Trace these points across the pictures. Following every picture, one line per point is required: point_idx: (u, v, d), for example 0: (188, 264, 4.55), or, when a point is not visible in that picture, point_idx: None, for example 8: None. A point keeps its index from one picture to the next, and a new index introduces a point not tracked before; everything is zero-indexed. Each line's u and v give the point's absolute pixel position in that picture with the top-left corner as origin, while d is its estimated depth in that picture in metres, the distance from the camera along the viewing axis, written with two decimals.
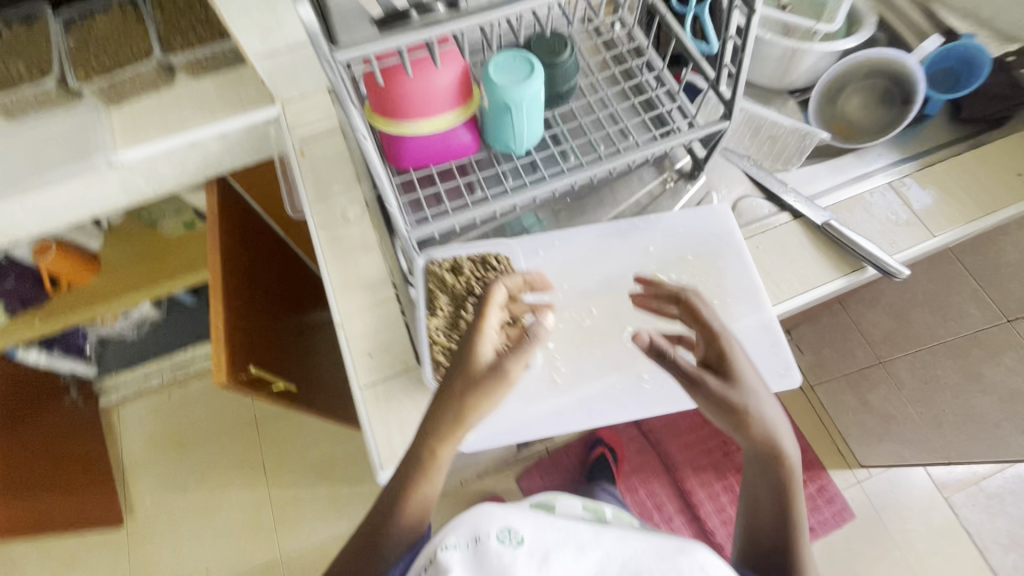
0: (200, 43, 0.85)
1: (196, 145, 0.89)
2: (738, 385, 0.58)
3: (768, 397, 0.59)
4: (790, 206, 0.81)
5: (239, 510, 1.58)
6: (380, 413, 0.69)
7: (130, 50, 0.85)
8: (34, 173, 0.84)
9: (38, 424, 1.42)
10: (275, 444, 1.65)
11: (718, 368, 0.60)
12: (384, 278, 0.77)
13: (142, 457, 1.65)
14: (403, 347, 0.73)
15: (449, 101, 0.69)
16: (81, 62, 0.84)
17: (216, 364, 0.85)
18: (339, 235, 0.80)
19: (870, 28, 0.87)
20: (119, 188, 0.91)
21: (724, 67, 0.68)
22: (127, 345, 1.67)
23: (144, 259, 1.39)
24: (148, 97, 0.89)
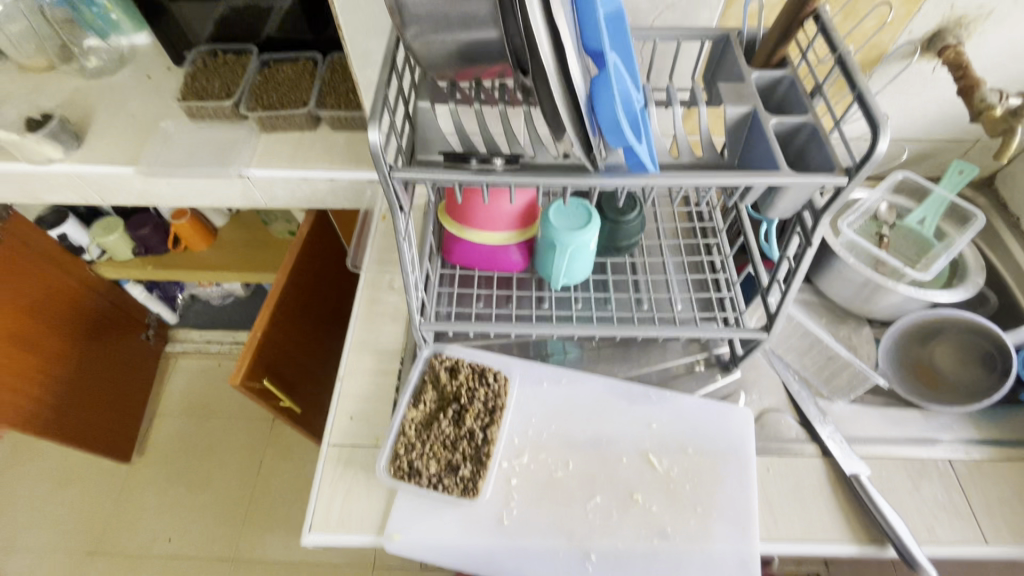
0: (345, 107, 1.01)
1: (309, 181, 1.03)
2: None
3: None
4: (820, 440, 0.73)
5: (221, 495, 1.65)
6: (333, 476, 0.71)
7: (296, 99, 1.04)
8: (185, 165, 1.02)
9: (108, 349, 1.63)
10: (278, 446, 1.73)
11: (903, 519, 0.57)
12: (397, 352, 0.82)
13: (172, 409, 1.81)
14: (380, 422, 0.76)
15: (509, 224, 0.74)
16: (257, 96, 1.04)
17: (237, 366, 0.93)
18: (378, 298, 0.87)
19: (975, 286, 0.79)
20: (241, 193, 1.07)
21: (774, 281, 0.67)
22: (209, 309, 1.91)
23: (245, 246, 1.54)
24: (293, 133, 1.06)
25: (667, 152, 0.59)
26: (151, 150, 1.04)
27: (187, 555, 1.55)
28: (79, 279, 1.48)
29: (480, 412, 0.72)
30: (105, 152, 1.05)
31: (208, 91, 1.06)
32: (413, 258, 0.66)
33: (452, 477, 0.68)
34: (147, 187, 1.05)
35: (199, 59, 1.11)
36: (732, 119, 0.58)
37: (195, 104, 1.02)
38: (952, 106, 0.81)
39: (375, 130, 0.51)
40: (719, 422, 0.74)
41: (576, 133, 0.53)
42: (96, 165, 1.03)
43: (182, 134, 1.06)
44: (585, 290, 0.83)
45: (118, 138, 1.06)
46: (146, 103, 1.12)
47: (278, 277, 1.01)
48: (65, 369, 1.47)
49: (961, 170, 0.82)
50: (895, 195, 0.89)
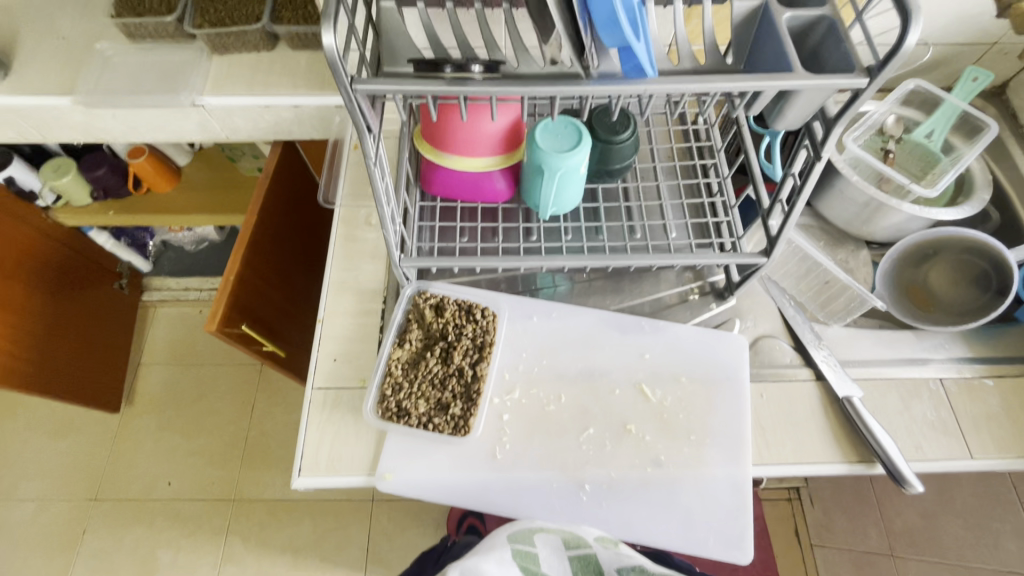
0: (305, 22, 0.90)
1: (271, 108, 0.93)
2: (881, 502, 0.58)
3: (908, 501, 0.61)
4: (815, 364, 0.72)
5: (215, 439, 1.66)
6: (320, 419, 0.69)
7: (247, 13, 0.92)
8: (130, 93, 0.92)
9: (79, 300, 1.57)
10: (269, 390, 1.73)
11: None
12: (379, 291, 0.77)
13: (156, 358, 1.78)
14: (365, 363, 0.73)
15: (492, 148, 0.68)
16: (203, 10, 0.92)
17: (212, 311, 0.88)
18: (355, 235, 0.82)
19: (981, 202, 0.76)
20: (197, 125, 0.98)
21: (777, 201, 0.62)
22: (183, 255, 1.84)
23: (212, 187, 1.45)
24: (249, 54, 0.95)
25: (667, 56, 0.52)
26: (89, 77, 0.93)
27: (188, 497, 1.58)
28: (37, 226, 1.39)
29: (468, 349, 0.69)
30: (37, 81, 0.93)
31: (146, 6, 0.93)
32: (388, 188, 0.60)
33: (442, 415, 0.66)
34: (90, 121, 0.95)
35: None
36: (740, 14, 0.51)
37: (132, 21, 0.90)
38: (973, 4, 0.74)
39: (329, 31, 0.43)
40: (713, 350, 0.73)
41: (564, 34, 0.46)
42: (28, 96, 0.92)
43: (121, 58, 0.95)
44: (575, 220, 0.78)
45: (49, 64, 0.95)
46: (76, 22, 0.99)
47: (246, 215, 0.94)
48: (35, 321, 1.41)
49: (975, 77, 0.76)
50: (903, 107, 0.84)
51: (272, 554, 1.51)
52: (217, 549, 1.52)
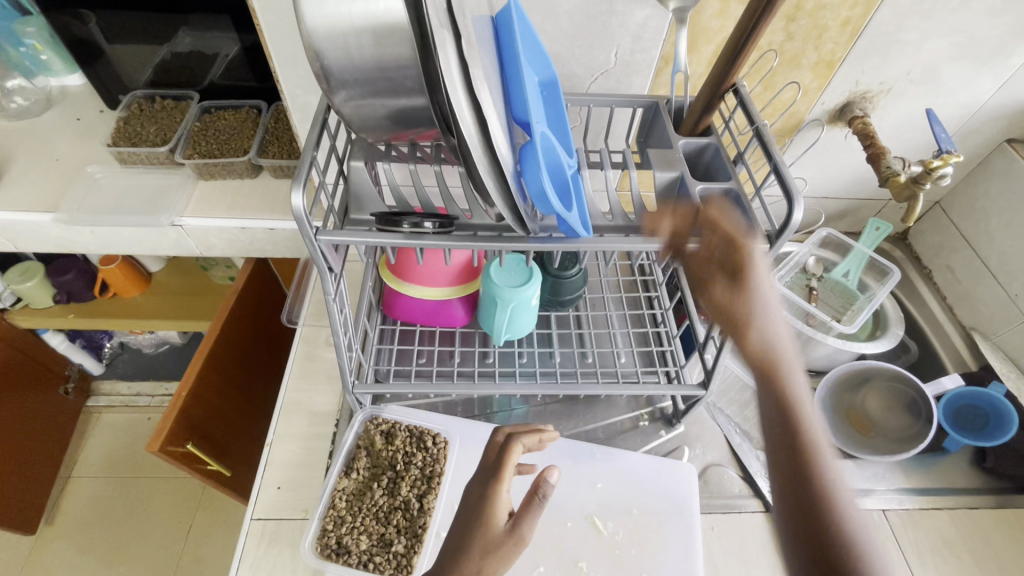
0: (290, 156, 1.00)
1: (248, 230, 0.99)
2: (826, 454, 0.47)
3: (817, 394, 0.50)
4: (762, 495, 0.73)
5: (141, 568, 1.51)
6: (254, 557, 0.65)
7: (237, 146, 1.02)
8: (111, 212, 0.97)
9: (25, 403, 1.48)
10: (211, 507, 1.61)
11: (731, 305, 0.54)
12: (332, 413, 0.77)
13: (93, 470, 1.67)
14: (310, 492, 0.70)
15: (451, 279, 0.73)
16: (196, 143, 1.02)
17: (156, 431, 0.85)
18: (315, 354, 0.83)
19: (895, 337, 0.84)
20: (173, 241, 1.02)
21: (711, 337, 0.68)
22: (140, 358, 1.77)
23: (181, 294, 1.46)
24: (233, 180, 1.04)
25: (601, 214, 0.60)
26: (73, 196, 0.98)
27: None
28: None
29: (416, 479, 0.68)
30: (19, 197, 0.98)
31: (141, 137, 1.02)
32: (348, 318, 0.63)
33: (384, 552, 0.63)
34: (66, 235, 0.99)
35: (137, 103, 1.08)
36: (662, 182, 0.60)
37: (125, 150, 0.98)
38: (865, 170, 0.88)
39: (298, 193, 0.49)
40: (663, 480, 0.73)
41: (508, 208, 0.51)
42: (7, 212, 0.96)
43: (111, 180, 1.01)
44: (529, 345, 0.82)
45: (36, 183, 1.00)
46: (70, 146, 1.06)
47: (207, 331, 0.95)
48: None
49: (879, 228, 0.88)
50: (820, 249, 0.94)
51: None
52: None
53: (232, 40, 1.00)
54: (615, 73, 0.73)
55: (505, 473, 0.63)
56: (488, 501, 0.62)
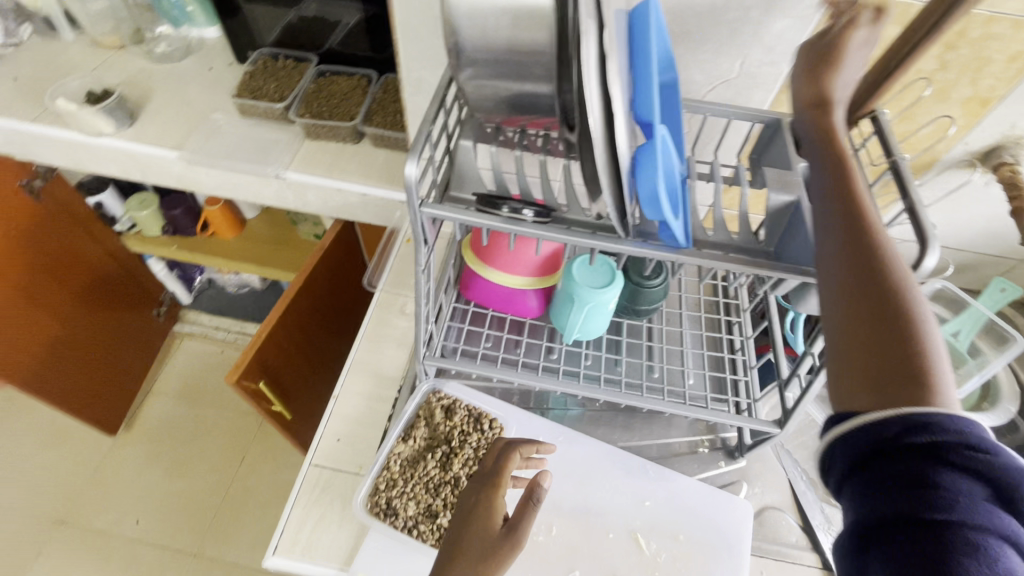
0: (393, 127, 1.03)
1: (343, 192, 1.04)
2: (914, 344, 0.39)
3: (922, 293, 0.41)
4: (822, 551, 0.68)
5: (197, 486, 1.65)
6: (307, 500, 0.69)
7: (345, 112, 1.06)
8: (227, 157, 1.05)
9: (118, 322, 1.65)
10: (264, 444, 1.74)
11: (827, 164, 0.48)
12: (396, 379, 0.80)
13: (168, 389, 1.82)
14: (366, 450, 0.73)
15: (531, 270, 0.73)
16: (308, 102, 1.07)
17: (236, 365, 0.92)
18: (388, 319, 0.86)
19: (1002, 414, 0.77)
20: (275, 192, 1.09)
21: (796, 375, 0.64)
22: (223, 296, 1.95)
23: (268, 243, 1.59)
24: (337, 143, 1.09)
25: (702, 227, 0.57)
26: (196, 139, 1.07)
27: (152, 541, 1.55)
28: (99, 252, 1.52)
29: (469, 459, 0.68)
30: (152, 133, 1.08)
31: (262, 92, 1.09)
32: (431, 291, 0.65)
33: (422, 522, 0.65)
34: (185, 173, 1.08)
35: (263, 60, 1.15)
36: (774, 205, 0.57)
37: (247, 101, 1.05)
38: (997, 224, 0.80)
39: (410, 163, 0.50)
40: (718, 513, 0.70)
41: (615, 205, 0.50)
42: (141, 145, 1.06)
43: (230, 128, 1.09)
44: (596, 348, 0.81)
45: (167, 122, 1.10)
46: (200, 92, 1.15)
47: (292, 281, 1.01)
48: (63, 332, 1.46)
49: (1003, 290, 0.81)
50: (930, 302, 0.86)
51: None
52: None
53: (357, 10, 1.04)
54: (736, 84, 0.70)
55: (504, 480, 0.59)
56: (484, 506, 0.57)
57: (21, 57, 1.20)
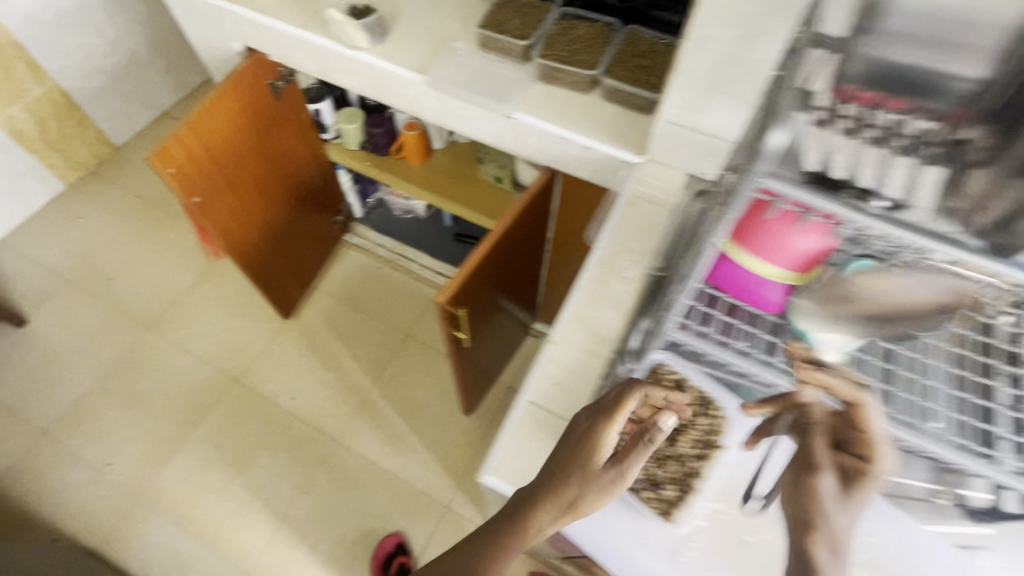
0: (635, 83, 1.00)
1: (567, 142, 1.04)
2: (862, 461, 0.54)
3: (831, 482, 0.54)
4: None
5: (345, 380, 1.85)
6: (521, 434, 0.74)
7: (585, 60, 1.04)
8: (464, 87, 1.07)
9: (307, 220, 1.81)
10: (404, 359, 1.90)
11: None
12: (611, 341, 0.79)
13: (331, 290, 2.02)
14: (579, 401, 0.75)
15: (789, 263, 0.68)
16: (549, 45, 1.06)
17: (446, 287, 0.99)
18: (606, 279, 0.85)
19: None
20: (497, 130, 1.11)
21: None
22: (388, 217, 2.12)
23: (449, 174, 1.68)
24: (568, 91, 1.08)
25: None
26: (437, 65, 1.10)
27: (304, 418, 1.77)
28: (308, 150, 1.66)
29: None
30: (398, 54, 1.13)
31: (504, 26, 1.09)
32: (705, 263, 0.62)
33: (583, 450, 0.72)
34: (420, 96, 1.12)
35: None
36: None
37: (493, 34, 1.06)
38: None
39: (779, 129, 0.46)
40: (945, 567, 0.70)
41: None
42: (390, 64, 1.11)
43: (468, 58, 1.11)
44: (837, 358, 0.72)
45: (412, 46, 1.14)
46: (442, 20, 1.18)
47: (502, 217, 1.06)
48: (275, 222, 1.63)
49: None
50: None
51: (345, 502, 1.64)
52: (307, 475, 1.68)
53: None
54: None
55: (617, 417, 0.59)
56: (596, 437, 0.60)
57: None
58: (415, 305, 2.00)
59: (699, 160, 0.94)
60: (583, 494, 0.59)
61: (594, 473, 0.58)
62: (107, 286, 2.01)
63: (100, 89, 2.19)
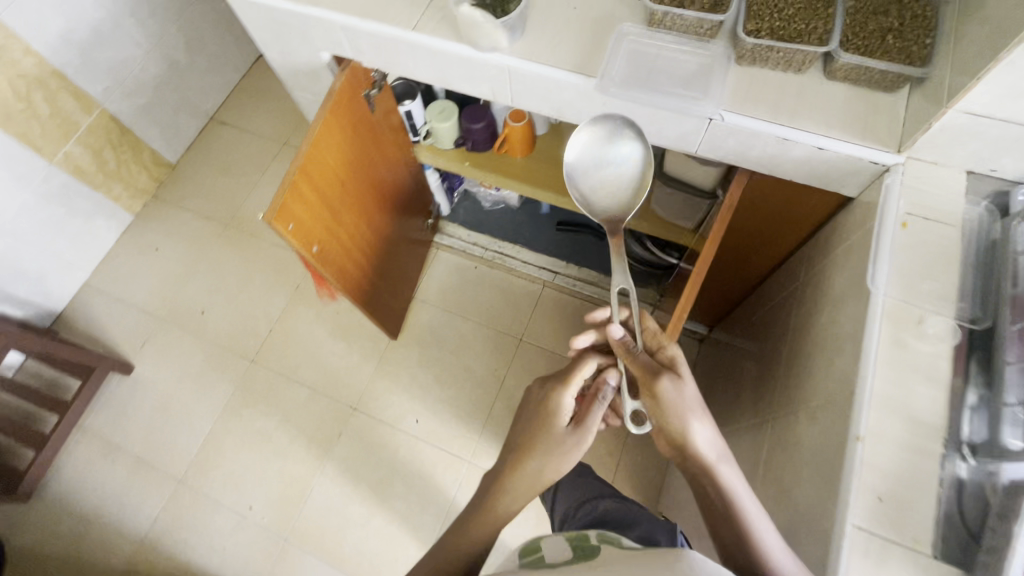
0: (885, 56, 0.76)
1: (786, 144, 0.82)
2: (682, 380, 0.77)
3: (689, 390, 0.75)
4: None
5: (466, 395, 1.75)
6: (860, 570, 0.58)
7: (811, 27, 0.78)
8: (643, 88, 0.86)
9: (403, 225, 1.64)
10: (522, 366, 1.77)
11: None
12: (938, 430, 0.62)
13: (431, 298, 1.88)
14: (921, 519, 0.59)
15: None
16: (756, 13, 0.81)
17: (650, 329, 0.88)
18: (904, 340, 0.67)
19: None
20: (682, 133, 0.89)
21: None
22: (478, 210, 1.94)
23: (563, 165, 1.46)
24: (777, 72, 0.84)
25: None
26: (600, 60, 0.87)
27: (433, 440, 1.70)
28: (398, 147, 1.46)
29: None
30: (547, 49, 0.90)
31: None
32: None
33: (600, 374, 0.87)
34: (579, 103, 0.91)
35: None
36: None
37: (678, 11, 0.82)
38: None
39: None
40: None
41: None
42: (540, 65, 0.89)
43: (637, 46, 0.88)
44: None
45: (561, 34, 0.90)
46: None
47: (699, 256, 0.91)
48: (375, 249, 1.48)
49: None
50: None
51: None
52: (448, 500, 1.63)
53: None
54: None
55: (572, 379, 0.84)
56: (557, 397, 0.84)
57: None
58: (523, 304, 1.84)
59: (996, 156, 0.71)
60: (551, 451, 0.81)
61: (672, 403, 0.74)
62: (200, 320, 1.93)
63: (146, 104, 2.01)
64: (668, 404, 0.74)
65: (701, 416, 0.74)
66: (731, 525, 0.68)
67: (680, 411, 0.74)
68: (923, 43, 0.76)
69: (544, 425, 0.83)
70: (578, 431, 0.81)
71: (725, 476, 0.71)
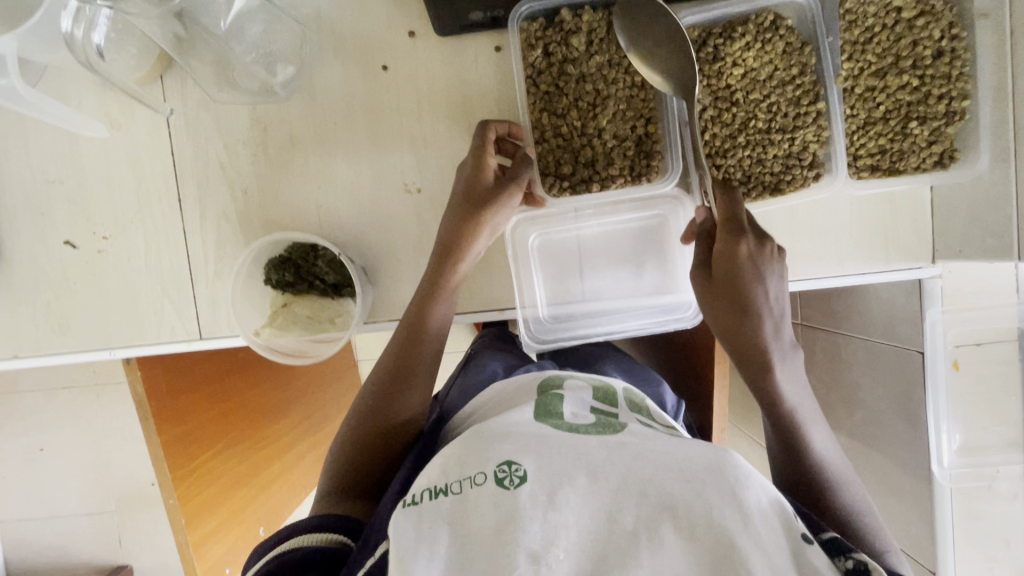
0: (906, 158, 0.51)
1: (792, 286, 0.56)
2: (756, 273, 0.44)
3: (772, 274, 0.45)
4: None
5: None
6: None
7: (793, 145, 0.50)
8: (582, 297, 0.57)
9: None
10: None
11: None
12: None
13: None
14: None
15: None
16: (707, 149, 0.51)
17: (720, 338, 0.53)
18: (976, 508, 0.61)
19: None
20: None
21: None
22: None
23: None
24: None
25: None
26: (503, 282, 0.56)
27: None
28: None
29: None
30: None
31: (587, 142, 0.52)
32: None
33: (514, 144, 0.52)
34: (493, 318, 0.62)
35: (537, 33, 0.50)
36: None
37: (592, 194, 0.52)
38: None
39: None
40: None
41: None
42: None
43: (548, 233, 0.56)
44: None
45: (431, 259, 0.57)
46: (430, 157, 0.56)
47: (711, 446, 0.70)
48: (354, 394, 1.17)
49: None
50: None
51: None
52: None
53: None
54: None
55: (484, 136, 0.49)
56: (474, 159, 0.49)
57: (25, 179, 0.57)
58: None
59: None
60: (474, 218, 0.49)
61: (731, 302, 0.45)
62: None
63: None
64: (734, 311, 0.46)
65: (791, 348, 0.47)
66: (801, 462, 0.46)
67: (754, 318, 0.45)
68: (955, 116, 0.50)
69: (475, 192, 0.49)
70: (502, 190, 0.49)
71: (812, 436, 0.48)
